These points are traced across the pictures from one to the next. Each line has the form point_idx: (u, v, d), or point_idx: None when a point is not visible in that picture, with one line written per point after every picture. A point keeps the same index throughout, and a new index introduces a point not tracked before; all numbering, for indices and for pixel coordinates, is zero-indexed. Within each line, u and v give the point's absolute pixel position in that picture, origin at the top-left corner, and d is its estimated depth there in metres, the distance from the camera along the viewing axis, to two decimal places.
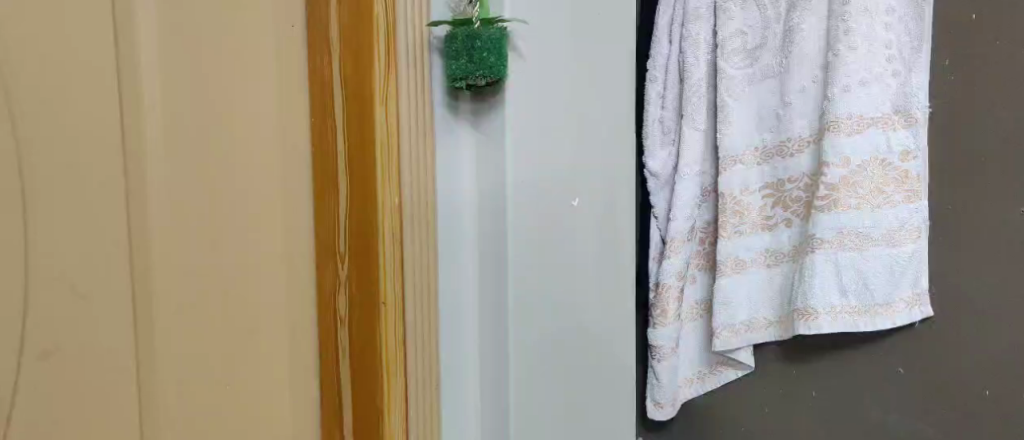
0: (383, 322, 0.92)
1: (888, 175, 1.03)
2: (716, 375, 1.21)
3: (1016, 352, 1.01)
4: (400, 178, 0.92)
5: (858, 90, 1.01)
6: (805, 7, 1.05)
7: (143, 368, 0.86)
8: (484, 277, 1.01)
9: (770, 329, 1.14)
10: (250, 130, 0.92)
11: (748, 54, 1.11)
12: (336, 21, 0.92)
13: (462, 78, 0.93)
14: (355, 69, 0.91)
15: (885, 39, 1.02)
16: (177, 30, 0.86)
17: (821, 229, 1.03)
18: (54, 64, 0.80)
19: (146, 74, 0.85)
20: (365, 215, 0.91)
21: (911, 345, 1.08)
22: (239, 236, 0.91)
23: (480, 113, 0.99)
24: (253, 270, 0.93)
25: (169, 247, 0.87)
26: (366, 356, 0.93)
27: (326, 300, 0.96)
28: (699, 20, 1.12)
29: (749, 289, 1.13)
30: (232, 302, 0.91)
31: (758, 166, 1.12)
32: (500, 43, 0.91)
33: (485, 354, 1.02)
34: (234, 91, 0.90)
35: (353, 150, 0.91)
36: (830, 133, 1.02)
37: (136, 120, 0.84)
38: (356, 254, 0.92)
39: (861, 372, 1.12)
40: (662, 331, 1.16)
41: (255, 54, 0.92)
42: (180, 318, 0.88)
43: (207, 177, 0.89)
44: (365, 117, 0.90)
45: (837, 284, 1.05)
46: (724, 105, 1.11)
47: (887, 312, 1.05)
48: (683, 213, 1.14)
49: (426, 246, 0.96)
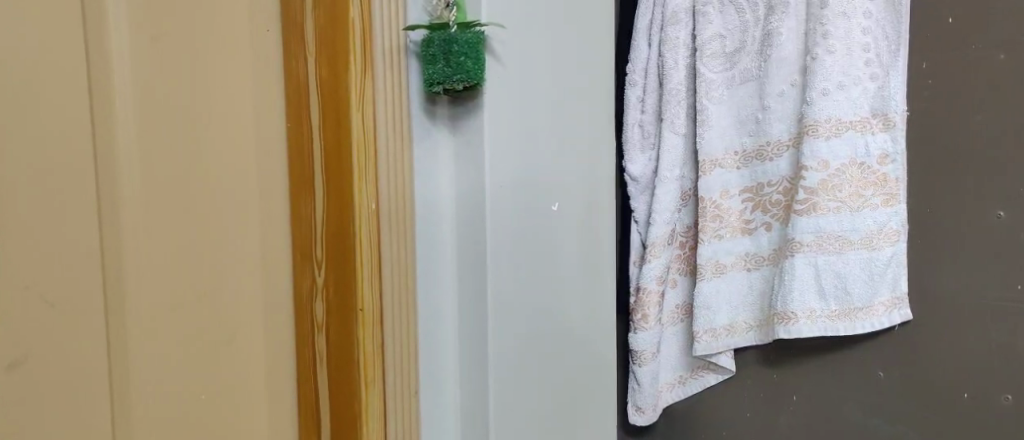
0: (360, 329, 0.91)
1: (866, 178, 1.02)
2: (697, 379, 1.21)
3: (996, 355, 1.01)
4: (377, 182, 0.91)
5: (836, 93, 1.01)
6: (783, 10, 1.05)
7: (116, 374, 0.85)
8: (463, 283, 1.00)
9: (750, 332, 1.14)
10: (223, 134, 0.91)
11: (727, 58, 1.11)
12: (312, 24, 0.92)
13: (439, 83, 0.92)
14: (330, 72, 0.90)
15: (863, 42, 1.02)
16: (151, 33, 0.85)
17: (800, 232, 1.03)
18: (24, 69, 0.79)
19: (119, 78, 0.83)
20: (341, 221, 0.90)
21: (891, 349, 1.08)
22: (216, 241, 0.91)
23: (459, 117, 0.98)
24: (231, 274, 0.93)
25: (144, 254, 0.85)
26: (343, 364, 0.92)
27: (303, 304, 0.96)
28: (677, 24, 1.12)
29: (729, 293, 1.13)
30: (209, 308, 0.91)
31: (738, 169, 1.12)
32: (477, 47, 0.91)
33: (465, 361, 1.01)
34: (210, 95, 0.90)
35: (330, 153, 0.91)
36: (809, 137, 1.02)
37: (107, 123, 0.83)
38: (332, 260, 0.92)
39: (843, 376, 1.12)
40: (643, 335, 1.16)
41: (231, 57, 0.92)
42: (153, 325, 0.86)
43: (184, 182, 0.88)
44: (341, 121, 0.89)
45: (817, 289, 1.05)
46: (702, 108, 1.11)
47: (867, 315, 1.05)
48: (663, 217, 1.14)
49: (403, 253, 0.94)
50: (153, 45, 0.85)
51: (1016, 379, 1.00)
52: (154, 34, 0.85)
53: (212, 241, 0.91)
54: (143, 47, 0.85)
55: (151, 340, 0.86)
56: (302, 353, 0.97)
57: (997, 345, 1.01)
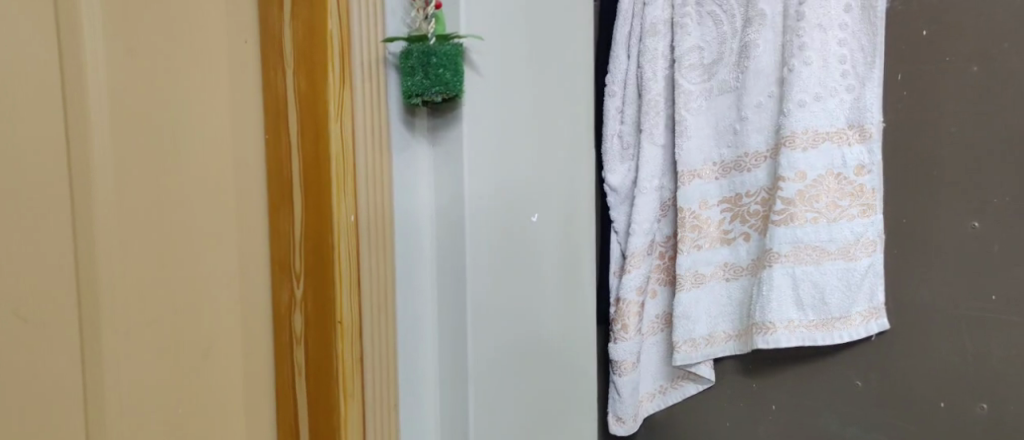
0: (339, 341, 0.90)
1: (844, 189, 1.03)
2: (678, 388, 1.21)
3: (972, 364, 1.02)
4: (356, 194, 0.90)
5: (813, 105, 1.02)
6: (760, 22, 1.06)
7: (90, 386, 0.85)
8: (442, 295, 1.00)
9: (729, 342, 1.14)
10: (200, 146, 0.91)
11: (705, 70, 1.12)
12: (291, 36, 0.91)
13: (417, 95, 0.92)
14: (309, 83, 0.90)
15: (839, 54, 1.03)
16: (126, 46, 0.85)
17: (778, 243, 1.04)
18: (17, 72, 0.80)
19: (93, 90, 0.83)
20: (320, 234, 0.90)
21: (868, 358, 1.09)
22: (194, 254, 0.91)
23: (438, 128, 0.98)
24: (209, 287, 0.92)
25: (120, 267, 0.85)
26: (322, 377, 0.92)
27: (282, 318, 0.96)
28: (656, 36, 1.13)
29: (708, 303, 1.13)
30: (185, 321, 0.90)
31: (716, 180, 1.12)
32: (456, 59, 0.91)
33: (445, 374, 1.00)
34: (187, 108, 0.90)
35: (308, 164, 0.91)
36: (786, 148, 1.03)
37: (82, 133, 0.83)
38: (311, 272, 0.92)
39: (821, 385, 1.13)
40: (622, 346, 1.16)
41: (210, 68, 0.91)
42: (128, 337, 0.86)
43: (161, 195, 0.88)
44: (320, 132, 0.89)
45: (794, 298, 1.05)
46: (681, 120, 1.12)
47: (844, 325, 1.05)
48: (642, 228, 1.14)
49: (382, 265, 0.93)
50: (129, 57, 0.85)
51: (991, 388, 1.01)
52: (129, 46, 0.85)
53: (189, 254, 0.90)
54: (118, 59, 0.84)
55: (125, 353, 0.86)
56: (280, 366, 0.97)
57: (972, 354, 1.02)
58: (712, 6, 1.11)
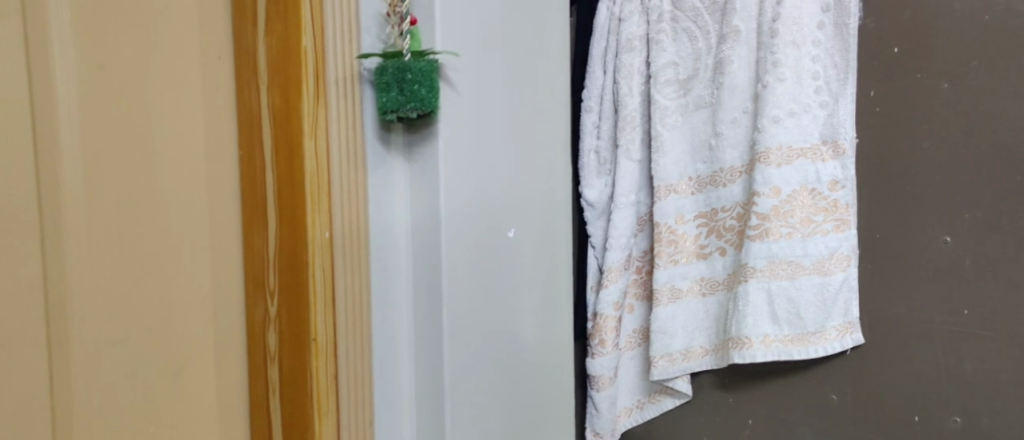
0: (314, 359, 0.89)
1: (818, 204, 1.04)
2: (655, 403, 1.21)
3: (944, 378, 1.03)
4: (331, 211, 0.90)
5: (787, 121, 1.03)
6: (734, 39, 1.07)
7: (59, 407, 0.84)
8: (419, 311, 0.99)
9: (707, 357, 1.14)
10: (173, 164, 0.90)
11: (681, 85, 1.12)
12: (265, 52, 0.91)
13: (393, 111, 0.91)
14: (284, 99, 0.89)
15: (813, 70, 1.03)
16: (97, 64, 0.84)
17: (753, 257, 1.05)
18: None
19: (63, 109, 0.82)
20: (295, 252, 0.89)
21: (842, 372, 1.10)
22: (167, 273, 0.90)
23: (414, 145, 0.97)
24: (181, 305, 0.91)
25: (90, 287, 0.84)
26: (297, 394, 0.91)
27: (257, 335, 0.95)
28: (632, 52, 1.14)
29: (685, 318, 1.13)
30: (159, 341, 0.90)
31: (693, 195, 1.13)
32: (431, 75, 0.91)
33: (421, 391, 1.00)
34: (161, 126, 0.89)
35: (283, 182, 0.90)
36: (761, 164, 1.04)
37: (52, 152, 0.82)
38: (286, 290, 0.91)
39: (797, 399, 1.13)
40: (600, 361, 1.15)
41: (183, 85, 0.91)
42: (98, 358, 0.85)
43: (134, 213, 0.87)
44: (295, 149, 0.88)
45: (770, 313, 1.06)
46: (657, 135, 1.12)
47: (820, 340, 1.06)
48: (619, 242, 1.15)
49: (358, 283, 0.93)
50: (101, 76, 0.84)
51: (964, 402, 1.02)
52: (100, 65, 0.84)
53: (162, 273, 0.90)
54: (89, 77, 0.84)
55: (95, 373, 0.85)
56: (254, 383, 0.96)
57: (945, 369, 1.03)
58: (686, 22, 1.11)
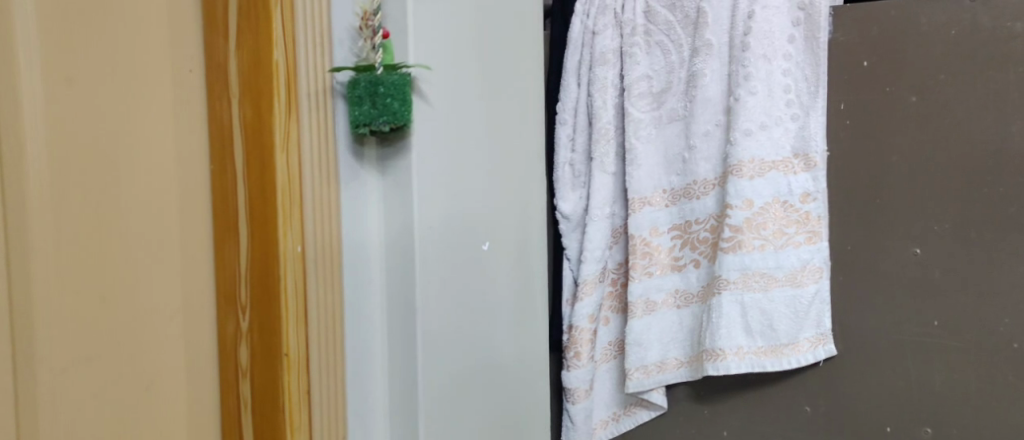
0: (286, 373, 0.88)
1: (790, 217, 1.05)
2: (630, 416, 1.20)
3: (915, 388, 1.05)
4: (303, 225, 0.89)
5: (759, 134, 1.04)
6: (707, 52, 1.08)
7: (25, 423, 0.83)
8: (393, 325, 0.99)
9: (682, 369, 1.14)
10: (141, 177, 0.89)
11: (654, 98, 1.13)
12: (236, 64, 0.90)
13: (365, 125, 0.91)
14: (255, 113, 0.89)
15: (784, 84, 1.05)
16: (66, 77, 0.83)
17: (726, 270, 1.04)
18: None
19: (29, 120, 0.81)
20: (267, 266, 0.89)
21: (815, 384, 1.10)
22: (136, 287, 0.89)
23: (388, 158, 0.97)
24: (151, 321, 0.91)
25: (57, 302, 0.83)
26: (268, 409, 0.90)
27: (227, 350, 0.95)
28: (606, 64, 1.14)
29: (659, 330, 1.13)
30: (128, 356, 0.89)
31: (667, 207, 1.13)
32: (403, 89, 0.91)
33: (395, 404, 0.99)
34: (129, 139, 0.88)
35: (255, 196, 0.89)
36: (733, 176, 1.04)
37: (18, 164, 0.81)
38: (257, 303, 0.90)
39: (772, 411, 1.13)
40: (575, 373, 1.15)
41: (153, 98, 0.90)
42: (65, 374, 0.84)
43: (102, 227, 0.86)
44: (267, 162, 0.88)
45: (743, 325, 1.06)
46: (631, 148, 1.12)
47: (792, 351, 1.06)
48: (594, 255, 1.15)
49: (331, 297, 0.92)
50: (68, 88, 0.83)
51: (934, 412, 1.04)
52: (67, 77, 0.83)
53: (130, 287, 0.89)
54: (56, 90, 0.83)
55: (62, 389, 0.84)
56: (225, 399, 0.96)
57: (915, 379, 1.05)
58: (659, 36, 1.12)
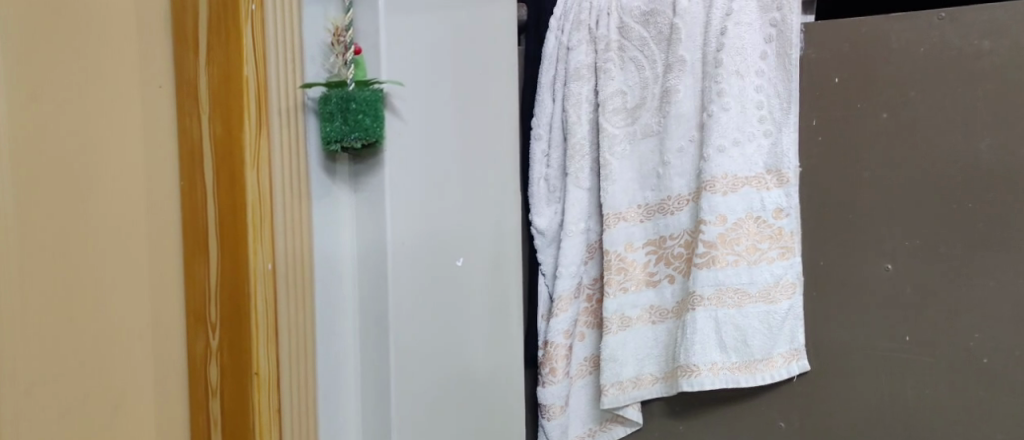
0: (256, 393, 0.87)
1: (762, 232, 1.05)
2: (607, 431, 1.19)
3: (888, 403, 1.05)
4: (274, 243, 0.88)
5: (732, 150, 1.04)
6: (681, 68, 1.08)
7: None
8: (366, 343, 0.98)
9: (656, 385, 1.14)
10: (108, 195, 0.89)
11: (629, 113, 1.13)
12: (205, 80, 0.89)
13: (336, 141, 0.90)
14: (225, 128, 0.88)
15: (756, 100, 1.05)
16: (30, 92, 0.82)
17: (701, 285, 1.04)
18: None
19: None
20: (236, 284, 0.88)
21: (789, 400, 1.10)
22: (101, 305, 0.88)
23: (361, 174, 0.96)
24: (118, 339, 0.90)
25: (21, 321, 0.82)
26: (238, 427, 0.89)
27: (197, 368, 0.93)
28: (580, 80, 1.14)
29: (635, 346, 1.13)
30: (95, 375, 0.88)
31: (641, 223, 1.13)
32: (376, 105, 0.90)
33: (367, 422, 0.98)
34: (96, 156, 0.88)
35: (225, 214, 0.89)
36: (706, 192, 1.04)
37: None
38: (227, 321, 0.89)
39: (748, 426, 1.13)
40: (550, 389, 1.16)
41: (121, 115, 0.90)
42: (30, 394, 0.82)
43: (67, 245, 0.85)
44: (236, 178, 0.87)
45: (717, 341, 1.06)
46: (607, 164, 1.12)
47: (766, 367, 1.07)
48: (569, 271, 1.15)
49: (302, 315, 0.91)
50: (33, 103, 0.82)
51: (907, 428, 1.05)
52: (31, 92, 0.82)
53: (98, 304, 0.88)
54: (19, 104, 0.81)
55: (26, 410, 0.82)
56: (195, 418, 0.94)
57: (888, 394, 1.05)
58: (633, 52, 1.12)
